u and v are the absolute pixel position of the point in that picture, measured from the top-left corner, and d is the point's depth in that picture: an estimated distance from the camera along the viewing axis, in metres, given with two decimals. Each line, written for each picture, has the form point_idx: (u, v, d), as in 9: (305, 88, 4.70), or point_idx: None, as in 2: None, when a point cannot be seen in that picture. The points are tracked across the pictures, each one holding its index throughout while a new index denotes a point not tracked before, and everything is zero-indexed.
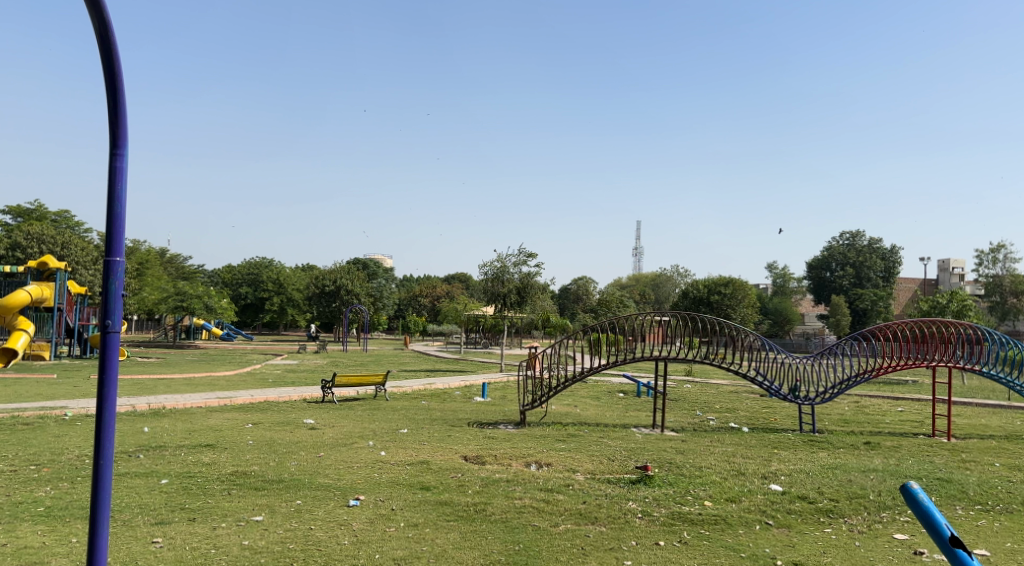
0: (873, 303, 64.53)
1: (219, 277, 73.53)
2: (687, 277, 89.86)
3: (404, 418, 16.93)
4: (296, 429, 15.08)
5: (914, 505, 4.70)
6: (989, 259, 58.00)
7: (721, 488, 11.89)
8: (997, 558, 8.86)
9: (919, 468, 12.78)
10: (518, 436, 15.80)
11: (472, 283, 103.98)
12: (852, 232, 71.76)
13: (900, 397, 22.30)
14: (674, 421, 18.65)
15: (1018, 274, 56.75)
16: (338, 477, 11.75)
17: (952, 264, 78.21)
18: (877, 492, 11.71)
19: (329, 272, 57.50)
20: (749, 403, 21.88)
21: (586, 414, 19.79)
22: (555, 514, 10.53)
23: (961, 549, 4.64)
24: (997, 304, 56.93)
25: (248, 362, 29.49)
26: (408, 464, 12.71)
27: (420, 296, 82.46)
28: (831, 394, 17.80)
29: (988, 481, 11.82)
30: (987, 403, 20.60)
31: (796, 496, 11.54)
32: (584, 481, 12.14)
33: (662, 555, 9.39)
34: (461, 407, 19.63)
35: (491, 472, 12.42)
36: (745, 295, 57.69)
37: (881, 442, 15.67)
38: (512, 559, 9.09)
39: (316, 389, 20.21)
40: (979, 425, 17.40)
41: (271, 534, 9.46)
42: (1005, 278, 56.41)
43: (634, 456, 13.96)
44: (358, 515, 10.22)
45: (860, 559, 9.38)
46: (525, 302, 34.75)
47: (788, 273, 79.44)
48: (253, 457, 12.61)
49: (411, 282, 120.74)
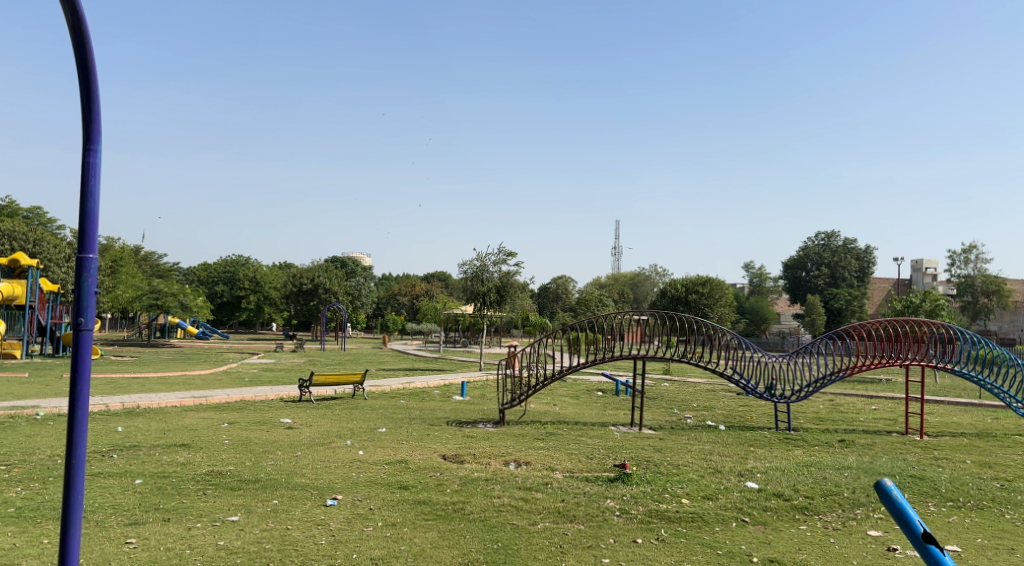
0: (848, 302, 65.41)
1: (194, 275, 72.79)
2: (665, 277, 90.35)
3: (382, 417, 16.83)
4: (273, 429, 14.98)
5: (889, 502, 4.73)
6: (961, 260, 58.58)
7: (699, 487, 11.94)
8: (968, 554, 8.98)
9: (892, 465, 12.91)
10: (496, 435, 15.70)
11: (450, 280, 103.81)
12: (827, 232, 72.40)
13: (873, 396, 22.48)
14: (652, 420, 18.66)
15: (989, 274, 57.49)
16: (315, 477, 11.71)
17: (924, 264, 79.16)
18: (851, 489, 11.84)
19: (307, 271, 57.16)
20: (726, 401, 22.10)
21: (565, 413, 19.73)
22: (533, 513, 10.55)
23: (934, 545, 4.68)
24: (968, 304, 57.72)
25: (224, 361, 29.12)
26: (386, 463, 12.67)
27: (399, 295, 82.15)
28: (806, 392, 17.88)
29: (960, 478, 11.95)
30: (959, 402, 20.85)
31: (772, 494, 11.63)
32: (562, 480, 12.15)
33: (640, 552, 9.43)
34: (440, 406, 19.57)
35: (470, 471, 12.40)
36: (722, 295, 58.14)
37: (854, 440, 15.78)
38: (491, 558, 9.09)
39: (293, 388, 20.04)
40: (950, 423, 17.63)
41: (248, 534, 9.41)
42: (977, 278, 57.12)
43: (612, 455, 14.00)
44: (335, 515, 10.18)
45: (835, 556, 9.47)
46: (505, 300, 34.71)
47: (765, 272, 80.17)
48: (229, 457, 12.53)
49: (388, 281, 120.29)
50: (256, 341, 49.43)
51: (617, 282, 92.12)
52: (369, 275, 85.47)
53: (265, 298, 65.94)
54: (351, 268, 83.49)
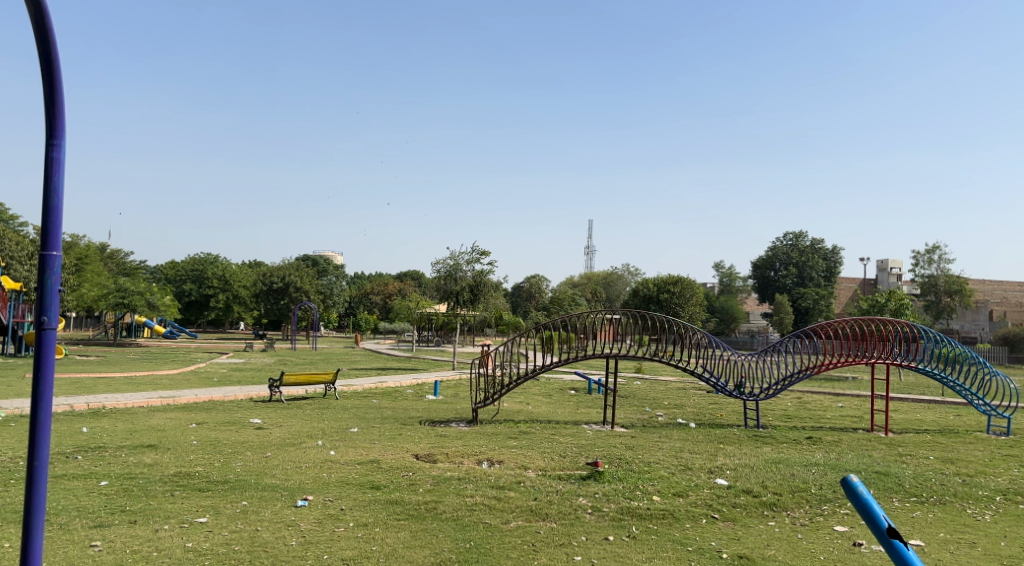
0: (815, 302, 66.17)
1: (162, 272, 71.96)
2: (637, 276, 90.82)
3: (353, 417, 16.77)
4: (242, 428, 14.90)
5: (855, 498, 4.80)
6: (925, 260, 59.46)
7: (669, 484, 12.04)
8: (931, 549, 9.14)
9: (858, 462, 13.11)
10: (469, 434, 15.70)
11: (423, 279, 103.55)
12: (795, 232, 73.14)
13: (840, 394, 22.77)
14: (624, 418, 18.79)
15: (952, 274, 58.42)
16: (285, 477, 11.66)
17: (890, 264, 80.24)
18: (818, 486, 12.00)
19: (277, 270, 56.73)
20: (698, 399, 22.28)
21: (538, 412, 19.81)
22: (506, 511, 10.58)
23: (899, 541, 4.72)
24: (931, 304, 58.57)
25: (193, 360, 28.83)
26: (358, 463, 12.64)
27: (371, 294, 81.82)
28: (774, 390, 18.09)
29: (923, 473, 12.16)
30: (923, 399, 21.19)
31: (741, 490, 11.76)
32: (535, 479, 12.19)
33: (611, 549, 9.50)
34: (413, 405, 19.57)
35: (443, 470, 12.42)
36: (693, 294, 58.59)
37: (821, 437, 15.98)
38: (463, 557, 9.10)
39: (263, 388, 19.92)
40: (914, 420, 17.91)
41: (216, 535, 9.35)
42: (940, 278, 58.02)
43: (584, 453, 14.08)
44: (306, 516, 10.14)
45: (802, 551, 9.60)
46: (478, 299, 34.71)
47: (734, 272, 80.95)
48: (197, 457, 12.44)
49: (360, 279, 119.74)
50: (224, 341, 49.01)
51: (590, 281, 92.46)
52: (340, 274, 85.03)
53: (234, 297, 65.35)
54: (323, 268, 83.00)
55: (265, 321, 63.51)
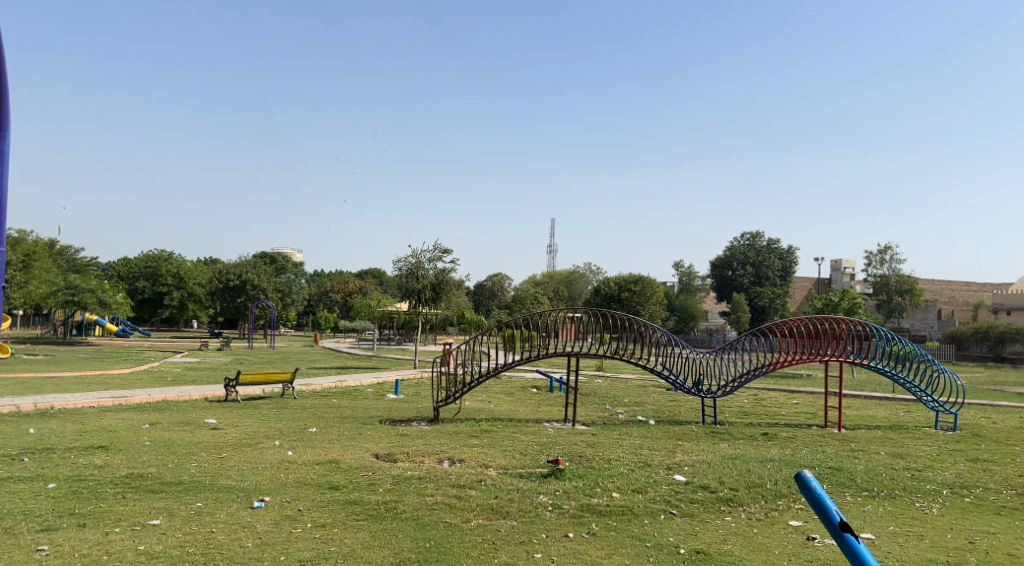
0: (771, 300, 67.07)
1: (114, 269, 70.57)
2: (599, 274, 91.32)
3: (312, 417, 16.64)
4: (197, 429, 14.70)
5: (808, 492, 4.84)
6: (877, 260, 60.57)
7: (628, 480, 12.12)
8: (881, 541, 9.32)
9: (812, 457, 13.33)
10: (429, 433, 15.64)
11: (385, 277, 103.02)
12: (752, 233, 74.03)
13: (795, 391, 23.11)
14: (585, 416, 18.88)
15: (902, 273, 59.68)
16: (241, 478, 11.53)
17: (844, 264, 81.62)
18: (774, 481, 12.18)
19: (234, 267, 55.91)
20: (657, 397, 22.48)
21: (500, 410, 19.84)
22: (467, 510, 10.57)
23: (851, 533, 4.74)
24: (883, 303, 59.63)
25: (146, 359, 28.31)
26: (316, 463, 12.54)
27: (330, 292, 81.20)
28: (731, 387, 18.33)
29: (875, 468, 12.40)
30: (875, 396, 21.62)
31: (699, 486, 11.89)
32: (495, 477, 12.20)
33: (571, 546, 9.54)
34: (372, 404, 19.48)
35: (403, 470, 12.38)
36: (653, 293, 59.12)
37: (777, 434, 16.20)
38: (422, 556, 9.07)
39: (219, 388, 19.66)
40: (867, 416, 18.27)
41: (170, 538, 9.21)
42: (891, 277, 59.25)
43: (545, 451, 14.13)
44: (262, 517, 10.04)
45: (758, 545, 9.73)
46: (440, 297, 34.62)
47: (693, 271, 81.78)
48: (150, 459, 12.24)
49: (320, 278, 118.73)
50: (179, 340, 48.22)
51: (552, 279, 92.75)
52: (300, 271, 84.22)
53: (189, 295, 64.30)
54: (281, 265, 82.10)
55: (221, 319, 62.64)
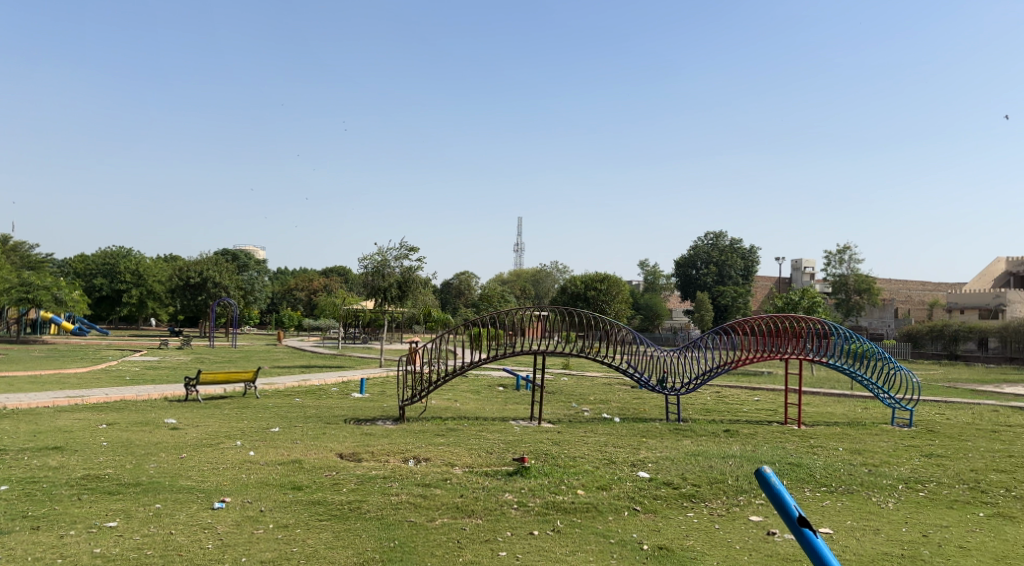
0: (734, 299, 68.09)
1: (70, 265, 69.22)
2: (565, 273, 91.70)
3: (275, 416, 16.49)
4: (156, 429, 14.49)
5: (767, 488, 4.82)
6: (836, 260, 61.41)
7: (593, 477, 12.18)
8: (839, 536, 9.46)
9: (773, 453, 13.49)
10: (394, 433, 15.56)
11: (350, 275, 102.40)
12: (715, 232, 74.74)
13: (757, 388, 23.40)
14: (551, 414, 18.94)
15: (861, 273, 60.80)
16: (201, 479, 11.38)
17: (804, 263, 82.76)
18: (735, 477, 12.30)
19: (194, 264, 55.04)
20: (622, 395, 22.60)
21: (466, 409, 19.80)
22: (431, 509, 10.55)
23: (809, 528, 4.76)
24: (842, 301, 60.83)
25: (104, 358, 27.81)
26: (278, 463, 12.43)
27: (295, 290, 80.52)
28: (695, 385, 18.49)
29: (833, 464, 12.60)
30: (834, 393, 21.98)
31: (662, 482, 11.98)
32: (461, 475, 12.18)
33: (535, 544, 9.55)
34: (337, 404, 19.34)
35: (367, 469, 12.32)
36: (619, 291, 59.49)
37: (739, 430, 16.37)
38: (386, 556, 9.03)
39: (179, 387, 19.38)
40: (826, 413, 18.53)
41: (127, 540, 9.08)
42: (850, 277, 60.40)
43: (511, 449, 14.14)
44: (223, 518, 9.93)
45: (719, 540, 9.83)
46: (406, 296, 34.46)
47: (658, 270, 82.41)
48: (107, 459, 12.04)
49: (284, 275, 117.68)
50: (138, 338, 47.44)
51: (519, 278, 92.87)
52: (263, 269, 83.28)
53: (148, 292, 63.28)
54: (244, 262, 81.08)
55: (181, 317, 61.76)
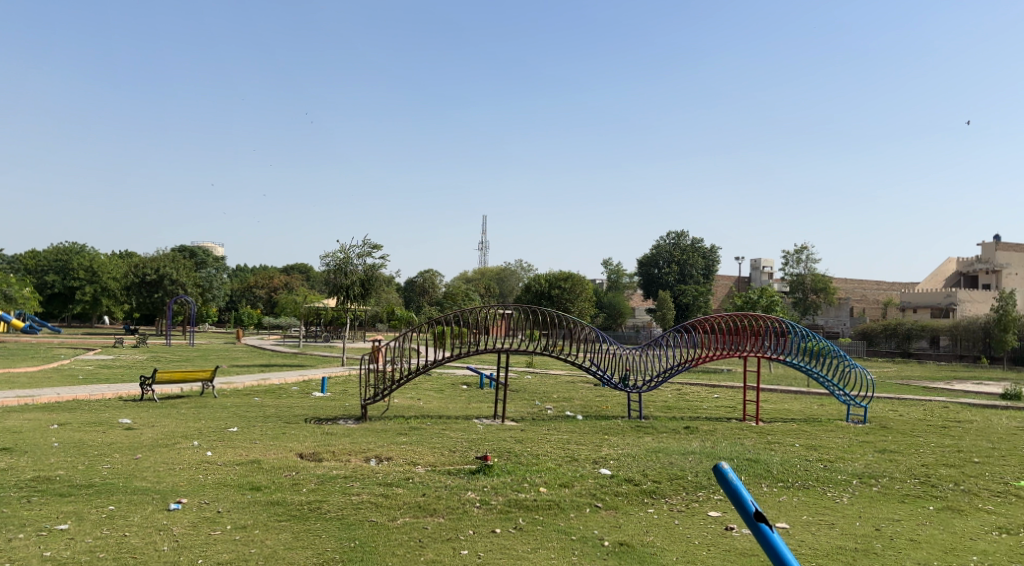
0: (695, 297, 69.22)
1: (21, 262, 67.62)
2: (529, 272, 91.87)
3: (234, 416, 16.29)
4: (111, 429, 14.23)
5: (724, 483, 4.60)
6: (794, 260, 62.18)
7: (555, 475, 12.21)
8: (795, 531, 9.59)
9: (731, 450, 13.64)
10: (356, 432, 15.45)
11: (311, 272, 101.50)
12: (677, 232, 75.29)
13: (717, 385, 23.64)
14: (514, 412, 18.94)
15: (818, 272, 61.55)
16: (157, 480, 11.20)
17: (763, 263, 83.82)
18: (694, 473, 12.41)
19: (151, 261, 54.07)
20: (585, 392, 22.68)
21: (429, 408, 19.72)
22: (393, 508, 10.49)
23: (766, 523, 4.52)
24: (799, 300, 61.64)
25: (56, 357, 27.23)
26: (236, 463, 12.28)
27: (254, 287, 79.63)
28: (656, 382, 18.63)
29: (790, 460, 12.77)
30: (792, 390, 22.30)
31: (624, 479, 12.04)
32: (423, 474, 12.14)
33: (497, 542, 9.54)
34: (297, 403, 19.15)
35: (328, 469, 12.21)
36: (583, 290, 59.72)
37: (699, 427, 16.50)
38: (346, 556, 8.97)
39: (134, 386, 19.05)
40: (783, 410, 18.78)
41: (79, 543, 8.91)
42: (807, 276, 61.12)
43: (474, 447, 14.11)
44: (179, 519, 9.77)
45: (679, 536, 9.90)
46: (369, 294, 34.21)
47: (622, 269, 82.88)
48: (59, 461, 11.79)
49: (244, 273, 116.30)
50: (92, 336, 46.53)
51: (484, 276, 92.81)
52: (221, 266, 82.19)
53: (102, 289, 62.08)
54: (202, 259, 79.90)
55: (137, 315, 60.71)
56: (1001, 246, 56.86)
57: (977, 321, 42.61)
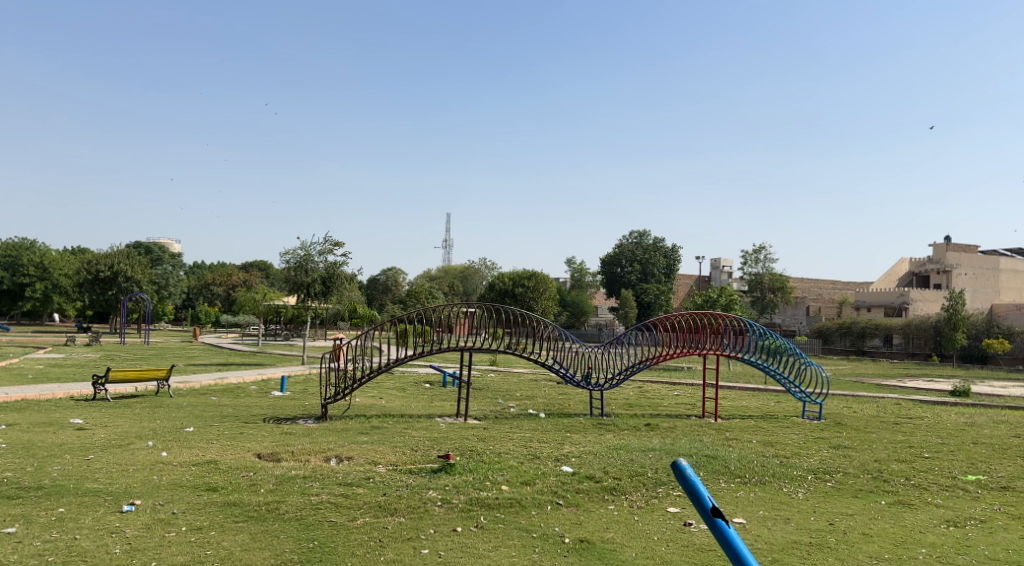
0: (656, 296, 69.77)
1: None
2: (492, 270, 91.87)
3: (190, 416, 16.05)
4: (62, 430, 13.94)
5: (682, 480, 4.50)
6: (752, 259, 63.05)
7: (517, 473, 12.20)
8: (752, 526, 9.69)
9: (690, 446, 13.74)
10: (316, 431, 15.32)
11: (271, 270, 100.44)
12: (639, 231, 75.82)
13: (677, 383, 23.84)
14: (477, 409, 18.92)
15: (775, 272, 62.46)
16: (110, 481, 10.99)
17: (723, 263, 84.73)
18: (655, 470, 12.49)
19: (104, 257, 53.08)
20: (547, 391, 22.72)
21: (390, 406, 19.62)
22: (352, 508, 10.40)
23: (722, 520, 4.38)
24: (757, 299, 62.54)
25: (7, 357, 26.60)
26: (193, 464, 12.10)
27: (212, 285, 78.67)
28: (618, 379, 18.73)
29: (747, 456, 12.91)
30: (750, 387, 22.57)
31: (584, 476, 12.08)
32: (385, 473, 12.06)
33: (458, 540, 9.51)
34: (256, 402, 18.93)
35: (287, 469, 12.08)
36: (546, 288, 59.85)
37: (660, 424, 16.62)
38: (305, 557, 8.88)
39: (87, 385, 18.67)
40: (742, 407, 19.00)
41: (27, 547, 8.71)
42: (765, 276, 61.97)
43: (436, 446, 14.06)
44: (132, 521, 9.59)
45: (638, 532, 9.95)
46: (331, 291, 33.93)
47: (585, 268, 83.23)
48: (7, 462, 11.51)
49: (202, 271, 114.67)
50: (44, 334, 45.52)
51: (447, 274, 92.63)
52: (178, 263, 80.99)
53: (54, 286, 60.80)
54: (158, 256, 78.66)
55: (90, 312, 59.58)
56: (952, 246, 58.07)
57: (927, 320, 43.57)
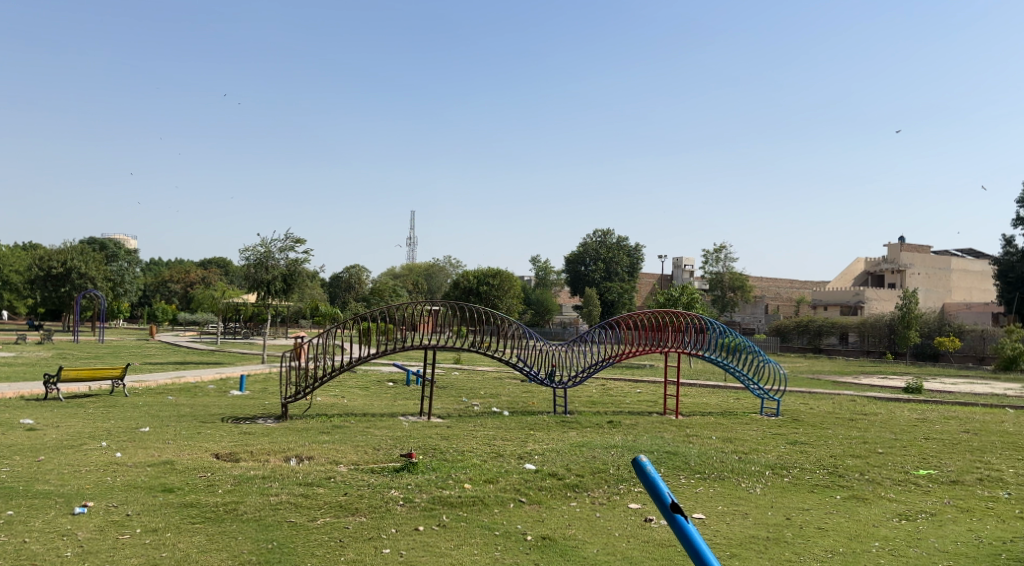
0: (619, 295, 70.11)
1: None
2: (456, 268, 91.64)
3: (147, 415, 15.77)
4: (12, 431, 13.60)
5: (643, 476, 4.39)
6: (713, 258, 63.53)
7: (480, 471, 12.16)
8: (711, 521, 9.75)
9: (652, 443, 13.80)
10: (276, 430, 15.13)
11: (231, 267, 99.17)
12: (602, 230, 76.09)
13: (640, 380, 23.98)
14: (440, 408, 18.85)
15: (736, 271, 63.08)
16: (61, 483, 10.74)
17: (685, 262, 85.44)
18: (616, 466, 12.52)
19: (57, 253, 52.00)
20: (511, 388, 22.71)
21: (353, 405, 19.45)
22: (312, 508, 10.29)
23: (682, 517, 4.25)
24: (718, 298, 63.33)
25: None
26: (148, 464, 11.88)
27: (169, 282, 77.49)
28: (581, 377, 18.77)
29: (707, 452, 13.00)
30: (711, 384, 22.77)
31: (547, 474, 12.07)
32: (346, 473, 11.95)
33: (419, 539, 9.45)
34: (215, 401, 18.66)
35: (245, 469, 11.90)
36: (511, 286, 59.81)
37: (622, 422, 16.69)
38: (263, 558, 8.76)
39: (38, 385, 18.25)
40: (703, 404, 19.15)
41: None
42: (725, 275, 62.60)
43: (399, 444, 13.96)
44: (84, 524, 9.38)
45: (599, 529, 9.96)
46: (291, 289, 33.57)
47: (549, 266, 83.32)
48: None
49: (160, 268, 112.81)
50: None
51: (411, 272, 92.20)
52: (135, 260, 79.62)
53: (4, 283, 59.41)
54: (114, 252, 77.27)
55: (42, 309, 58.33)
56: (906, 247, 59.18)
57: (882, 318, 44.29)
